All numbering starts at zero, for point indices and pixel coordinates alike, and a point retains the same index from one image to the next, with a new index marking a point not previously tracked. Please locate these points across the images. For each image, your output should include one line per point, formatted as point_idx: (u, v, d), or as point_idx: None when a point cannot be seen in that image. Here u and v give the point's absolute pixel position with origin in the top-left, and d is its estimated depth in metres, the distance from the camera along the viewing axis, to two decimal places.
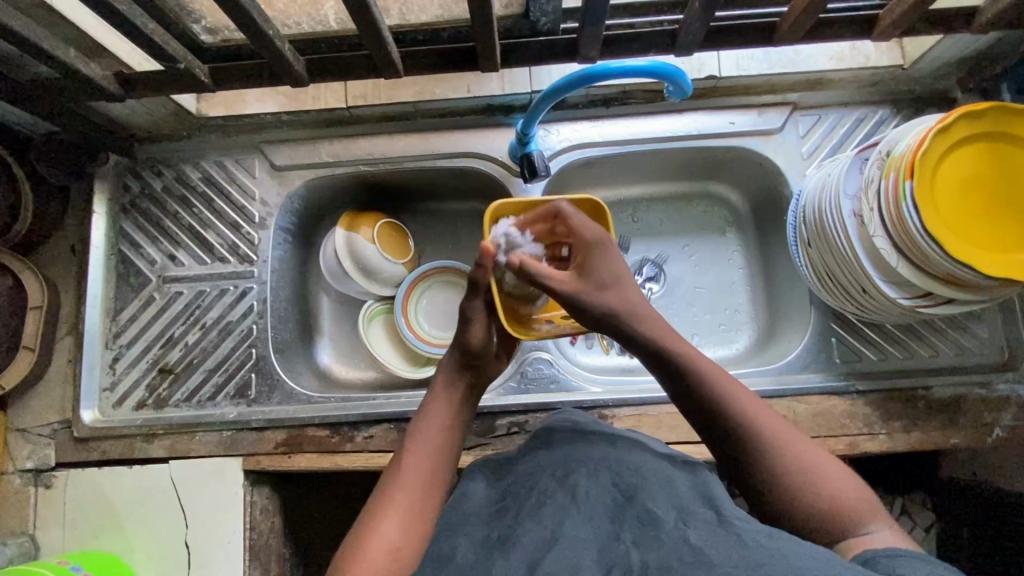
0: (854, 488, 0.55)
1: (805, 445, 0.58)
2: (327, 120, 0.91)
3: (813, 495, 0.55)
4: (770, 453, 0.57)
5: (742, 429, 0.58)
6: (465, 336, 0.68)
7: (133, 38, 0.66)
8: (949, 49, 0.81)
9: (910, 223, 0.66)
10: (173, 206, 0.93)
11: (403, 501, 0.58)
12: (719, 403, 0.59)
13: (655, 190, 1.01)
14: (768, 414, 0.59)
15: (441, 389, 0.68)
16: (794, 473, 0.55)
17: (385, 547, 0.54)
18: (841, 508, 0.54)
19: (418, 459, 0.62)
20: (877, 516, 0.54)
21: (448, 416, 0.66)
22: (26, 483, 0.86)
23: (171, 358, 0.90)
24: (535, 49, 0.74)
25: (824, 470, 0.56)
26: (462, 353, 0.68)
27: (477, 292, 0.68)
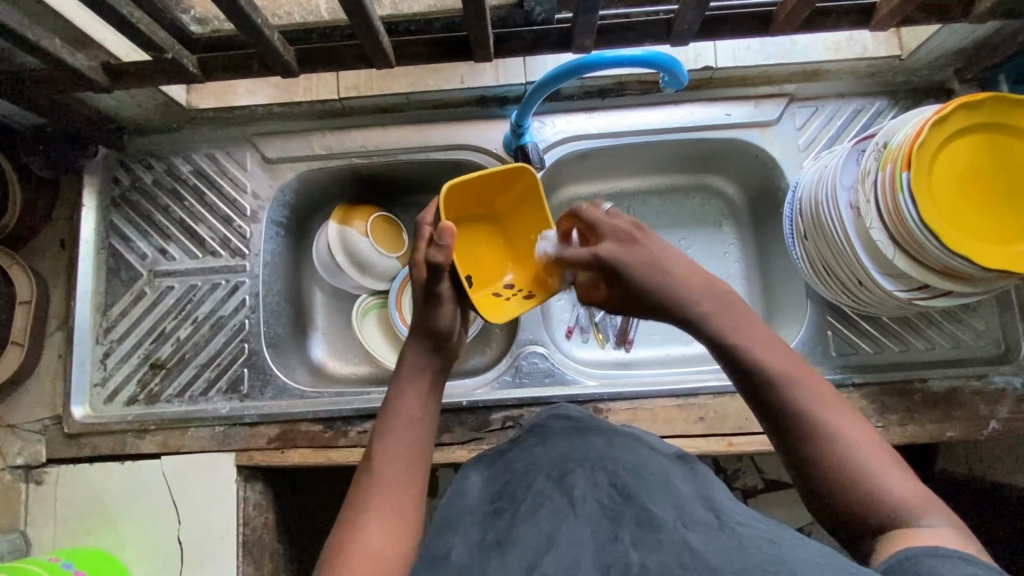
0: (903, 476, 0.52)
1: (861, 429, 0.54)
2: (319, 112, 0.90)
3: (858, 484, 0.51)
4: (822, 436, 0.53)
5: (791, 414, 0.54)
6: (434, 321, 0.66)
7: (119, 27, 0.65)
8: (946, 40, 0.80)
9: (907, 215, 0.66)
10: (163, 199, 0.92)
11: (382, 503, 0.57)
12: (774, 383, 0.55)
13: (651, 182, 1.00)
14: (822, 393, 0.55)
15: (410, 379, 0.66)
16: (843, 458, 0.52)
17: (367, 552, 0.53)
18: (891, 498, 0.50)
19: (392, 456, 0.61)
20: (930, 506, 0.50)
21: (420, 408, 0.65)
22: (16, 479, 0.85)
23: (162, 353, 0.90)
24: (529, 38, 0.73)
25: (875, 456, 0.52)
26: (433, 338, 0.66)
27: (442, 276, 0.63)
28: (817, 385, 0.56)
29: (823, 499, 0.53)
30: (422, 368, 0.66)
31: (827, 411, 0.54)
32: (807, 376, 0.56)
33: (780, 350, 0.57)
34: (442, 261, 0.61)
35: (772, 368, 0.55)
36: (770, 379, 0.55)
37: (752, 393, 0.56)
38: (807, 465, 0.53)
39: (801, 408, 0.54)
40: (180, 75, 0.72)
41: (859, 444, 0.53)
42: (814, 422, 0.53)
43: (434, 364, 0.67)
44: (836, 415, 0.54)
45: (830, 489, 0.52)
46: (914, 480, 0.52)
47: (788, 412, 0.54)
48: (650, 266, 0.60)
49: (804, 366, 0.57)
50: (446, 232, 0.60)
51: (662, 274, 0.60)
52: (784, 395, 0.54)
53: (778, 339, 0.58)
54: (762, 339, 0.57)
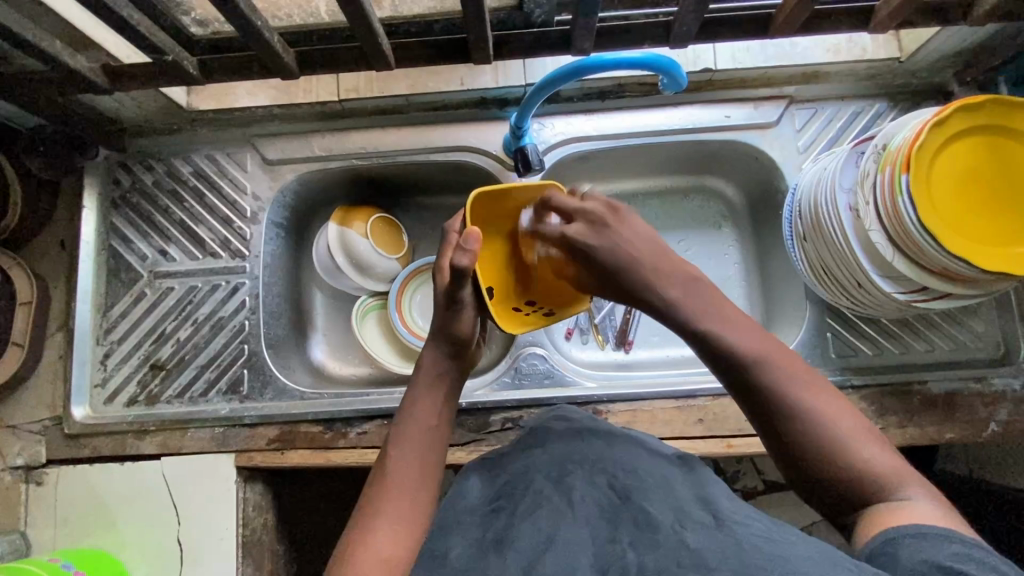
0: (880, 450, 0.53)
1: (835, 403, 0.55)
2: (319, 113, 0.91)
3: (835, 455, 0.52)
4: (797, 408, 0.54)
5: (767, 390, 0.55)
6: (455, 328, 0.66)
7: (120, 30, 0.65)
8: (946, 42, 0.80)
9: (906, 216, 0.66)
10: (164, 201, 0.92)
11: (393, 509, 0.57)
12: (743, 358, 0.56)
13: (651, 184, 1.00)
14: (796, 368, 0.56)
15: (427, 385, 0.66)
16: (820, 429, 0.53)
17: (376, 559, 0.53)
18: (870, 469, 0.52)
19: (404, 462, 0.61)
20: (909, 478, 0.51)
21: (435, 415, 0.65)
22: (16, 480, 0.85)
23: (162, 354, 0.90)
24: (529, 40, 0.73)
25: (851, 428, 0.53)
26: (453, 345, 0.67)
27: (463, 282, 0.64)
28: (789, 359, 0.57)
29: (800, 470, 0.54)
30: (440, 374, 0.67)
31: (800, 385, 0.55)
32: (777, 353, 0.57)
33: (752, 329, 0.59)
34: (466, 267, 0.63)
35: (741, 346, 0.57)
36: (740, 357, 0.56)
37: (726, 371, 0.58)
38: (784, 438, 0.54)
39: (775, 384, 0.55)
40: (181, 76, 0.73)
41: (834, 417, 0.54)
42: (789, 396, 0.54)
43: (451, 370, 0.67)
44: (811, 390, 0.55)
45: (808, 460, 0.53)
46: (890, 452, 0.53)
47: (762, 386, 0.55)
48: (617, 253, 0.64)
49: (777, 344, 0.58)
50: (473, 237, 0.62)
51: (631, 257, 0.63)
52: (755, 371, 0.56)
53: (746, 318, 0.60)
54: (725, 318, 0.59)
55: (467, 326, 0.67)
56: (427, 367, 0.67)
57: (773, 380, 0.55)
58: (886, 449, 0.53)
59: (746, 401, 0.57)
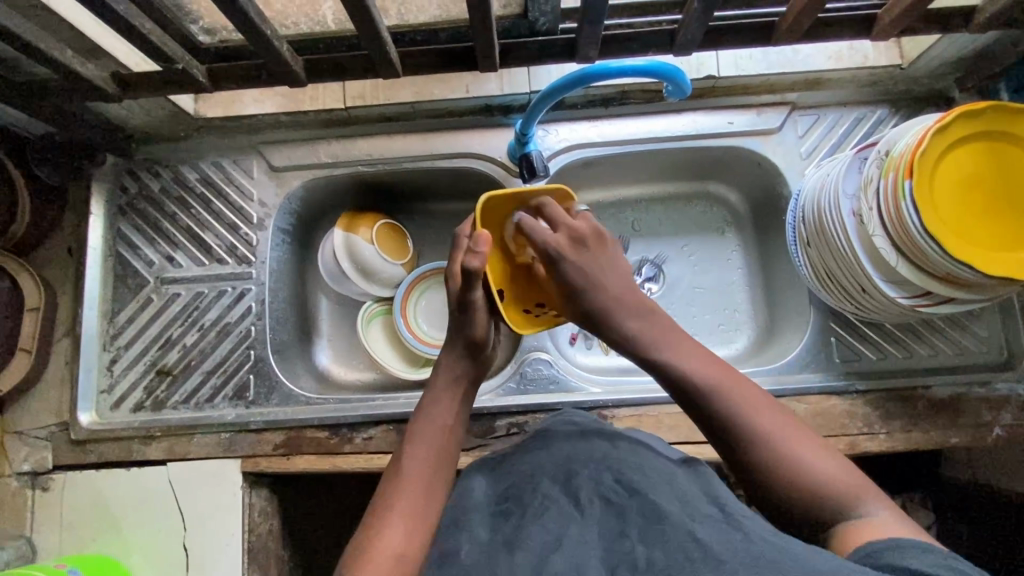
0: (836, 467, 0.55)
1: (788, 425, 0.57)
2: (325, 120, 0.91)
3: (792, 479, 0.55)
4: (752, 437, 0.57)
5: (720, 414, 0.58)
6: (470, 330, 0.67)
7: (131, 39, 0.66)
8: (947, 49, 0.81)
9: (909, 222, 0.66)
10: (171, 207, 0.93)
11: (407, 506, 0.57)
12: (699, 390, 0.59)
13: (654, 190, 1.01)
14: (749, 394, 0.59)
15: (445, 387, 0.67)
16: (776, 455, 0.56)
17: (390, 554, 0.53)
18: (827, 489, 0.54)
19: (419, 461, 0.61)
20: (867, 494, 0.54)
21: (451, 416, 0.65)
22: (22, 486, 0.85)
23: (169, 359, 0.90)
24: (535, 48, 0.74)
25: (807, 450, 0.56)
26: (469, 346, 0.67)
27: (474, 284, 0.64)
28: (741, 384, 0.60)
29: (764, 497, 0.56)
30: (457, 377, 0.68)
31: (756, 413, 0.58)
32: (730, 379, 0.60)
33: (705, 356, 0.62)
34: (476, 268, 0.63)
35: (696, 372, 0.60)
36: (694, 384, 0.60)
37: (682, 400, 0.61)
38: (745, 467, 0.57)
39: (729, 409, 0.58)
40: (190, 84, 0.73)
41: (788, 441, 0.56)
42: (744, 425, 0.57)
43: (468, 372, 0.68)
44: (763, 413, 0.58)
45: (767, 487, 0.56)
46: (848, 469, 0.55)
47: (717, 416, 0.58)
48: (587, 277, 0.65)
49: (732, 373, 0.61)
50: (482, 240, 0.64)
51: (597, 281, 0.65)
52: (711, 401, 0.59)
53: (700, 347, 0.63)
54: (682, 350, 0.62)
55: (482, 328, 0.67)
56: (444, 370, 0.68)
57: (726, 407, 0.58)
58: (844, 465, 0.56)
59: (704, 428, 0.60)
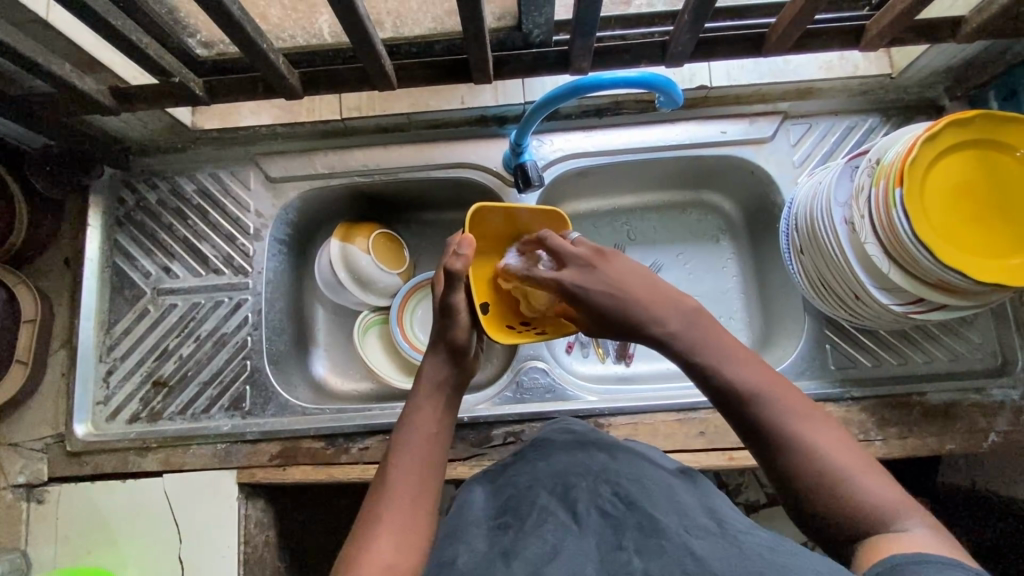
0: (881, 483, 0.52)
1: (833, 437, 0.55)
2: (322, 132, 0.92)
3: (838, 491, 0.52)
4: (793, 443, 0.54)
5: (762, 419, 0.56)
6: (451, 335, 0.68)
7: (128, 53, 0.66)
8: (935, 58, 0.81)
9: (901, 230, 0.67)
10: (167, 218, 0.93)
11: (393, 516, 0.57)
12: (744, 394, 0.57)
13: (649, 199, 1.02)
14: (794, 402, 0.57)
15: (428, 393, 0.67)
16: (818, 465, 0.53)
17: (379, 564, 0.53)
18: (873, 506, 0.51)
19: (405, 470, 0.61)
20: (910, 511, 0.51)
21: (435, 422, 0.65)
22: (17, 498, 0.85)
23: (164, 371, 0.90)
24: (528, 60, 0.75)
25: (850, 463, 0.53)
26: (450, 352, 0.68)
27: (456, 286, 0.66)
28: (785, 392, 0.57)
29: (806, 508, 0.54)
30: (440, 383, 0.68)
31: (799, 420, 0.55)
32: (776, 386, 0.57)
33: (751, 361, 0.59)
34: (458, 270, 0.65)
35: (737, 378, 0.58)
36: (736, 390, 0.57)
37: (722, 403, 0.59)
38: (785, 475, 0.55)
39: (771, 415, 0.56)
40: (187, 97, 0.74)
41: (837, 452, 0.54)
42: (787, 430, 0.55)
43: (450, 378, 0.68)
44: (806, 423, 0.55)
45: (810, 497, 0.53)
46: (895, 487, 0.52)
47: (759, 422, 0.56)
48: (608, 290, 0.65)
49: (778, 380, 0.59)
50: (465, 242, 0.66)
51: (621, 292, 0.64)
52: (752, 404, 0.57)
53: (746, 352, 0.61)
54: (725, 352, 0.60)
55: (461, 332, 0.68)
56: (427, 377, 0.68)
57: (771, 414, 0.56)
58: (887, 481, 0.53)
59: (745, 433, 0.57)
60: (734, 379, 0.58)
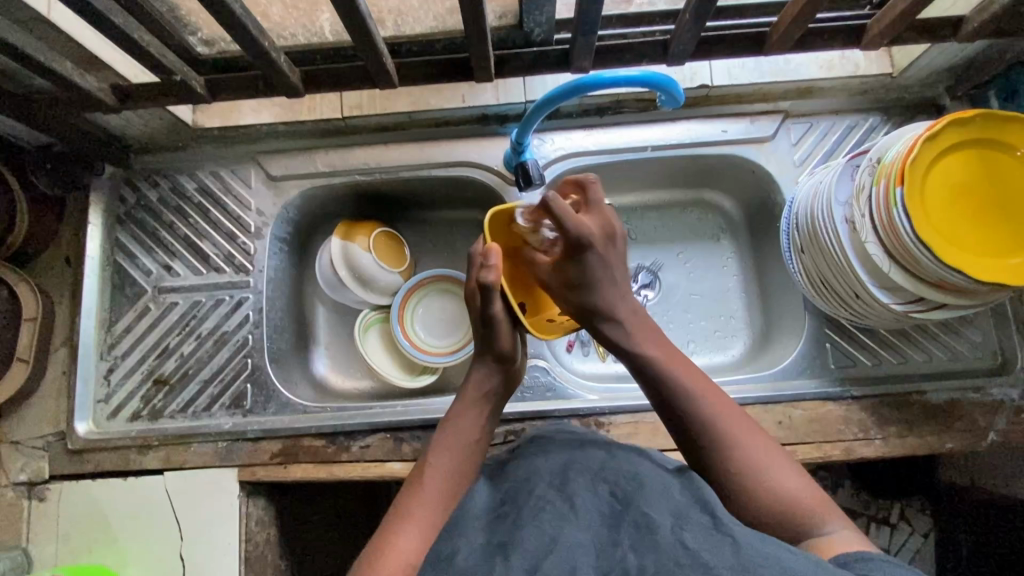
0: (806, 485, 0.57)
1: (758, 439, 0.60)
2: (323, 130, 0.92)
3: (770, 495, 0.56)
4: (730, 451, 0.59)
5: (695, 417, 0.61)
6: (496, 345, 0.68)
7: (129, 50, 0.66)
8: (936, 58, 0.82)
9: (901, 229, 0.67)
10: (168, 216, 0.93)
11: (423, 515, 0.59)
12: (678, 394, 0.62)
13: (650, 197, 1.02)
14: (725, 405, 0.62)
15: (474, 401, 0.68)
16: (752, 470, 0.58)
17: (403, 561, 0.54)
18: (794, 504, 0.56)
19: (439, 474, 0.62)
20: (832, 512, 0.56)
21: (475, 432, 0.66)
22: (19, 496, 0.85)
23: (166, 369, 0.90)
24: (529, 59, 0.75)
25: (780, 469, 0.58)
26: (497, 361, 0.69)
27: (494, 297, 0.65)
28: (717, 396, 0.62)
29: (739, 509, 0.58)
30: (487, 393, 0.69)
31: (735, 430, 0.60)
32: (709, 389, 0.63)
33: (687, 365, 0.65)
34: (493, 281, 0.64)
35: (674, 379, 0.63)
36: (672, 389, 0.63)
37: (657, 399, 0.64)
38: (720, 475, 0.59)
39: (702, 414, 0.61)
40: (188, 95, 0.74)
41: (760, 453, 0.59)
42: (725, 438, 0.59)
43: (498, 389, 0.69)
44: (733, 424, 0.60)
45: (741, 501, 0.57)
46: (814, 487, 0.57)
47: (691, 419, 0.61)
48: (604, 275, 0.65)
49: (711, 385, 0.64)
50: (493, 252, 0.65)
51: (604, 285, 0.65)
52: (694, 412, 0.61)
53: (686, 358, 0.66)
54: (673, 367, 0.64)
55: (506, 341, 0.68)
56: (474, 384, 0.69)
57: (703, 414, 0.61)
58: (812, 484, 0.58)
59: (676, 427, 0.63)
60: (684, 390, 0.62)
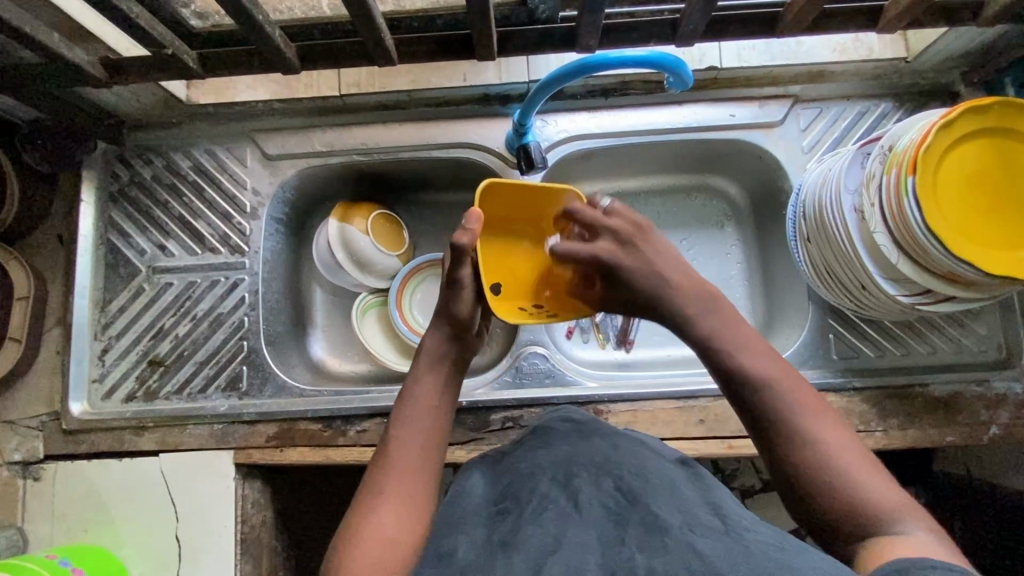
0: (888, 485, 0.52)
1: (839, 435, 0.55)
2: (320, 108, 0.90)
3: (839, 486, 0.52)
4: (806, 443, 0.54)
5: (772, 408, 0.56)
6: (454, 310, 0.67)
7: (120, 23, 0.64)
8: (954, 42, 0.79)
9: (912, 219, 0.66)
10: (163, 195, 0.91)
11: (395, 487, 0.58)
12: (754, 382, 0.57)
13: (653, 182, 1.00)
14: (806, 398, 0.57)
15: (428, 366, 0.66)
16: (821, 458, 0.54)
17: (380, 538, 0.54)
18: (875, 503, 0.51)
19: (406, 445, 0.61)
20: (912, 514, 0.51)
21: (435, 396, 0.65)
22: (13, 475, 0.85)
23: (161, 350, 0.89)
24: (533, 37, 0.72)
25: (854, 460, 0.53)
26: (452, 328, 0.67)
27: (463, 261, 0.65)
28: (798, 387, 0.57)
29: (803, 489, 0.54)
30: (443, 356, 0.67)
31: (806, 412, 0.56)
32: (791, 380, 0.58)
33: (768, 353, 0.59)
34: (465, 246, 0.63)
35: (749, 366, 0.58)
36: (747, 378, 0.58)
37: (730, 390, 0.59)
38: (795, 473, 0.54)
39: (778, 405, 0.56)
40: (180, 70, 0.72)
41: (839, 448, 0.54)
42: (796, 423, 0.55)
43: (454, 353, 0.67)
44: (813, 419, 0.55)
45: (813, 490, 0.53)
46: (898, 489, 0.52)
47: (767, 412, 0.56)
48: (649, 271, 0.62)
49: (793, 375, 0.58)
50: (475, 216, 0.63)
51: (664, 278, 0.62)
52: (766, 394, 0.57)
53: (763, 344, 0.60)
54: (744, 345, 0.59)
55: (467, 307, 0.67)
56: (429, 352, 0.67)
57: (780, 406, 0.56)
58: (892, 483, 0.53)
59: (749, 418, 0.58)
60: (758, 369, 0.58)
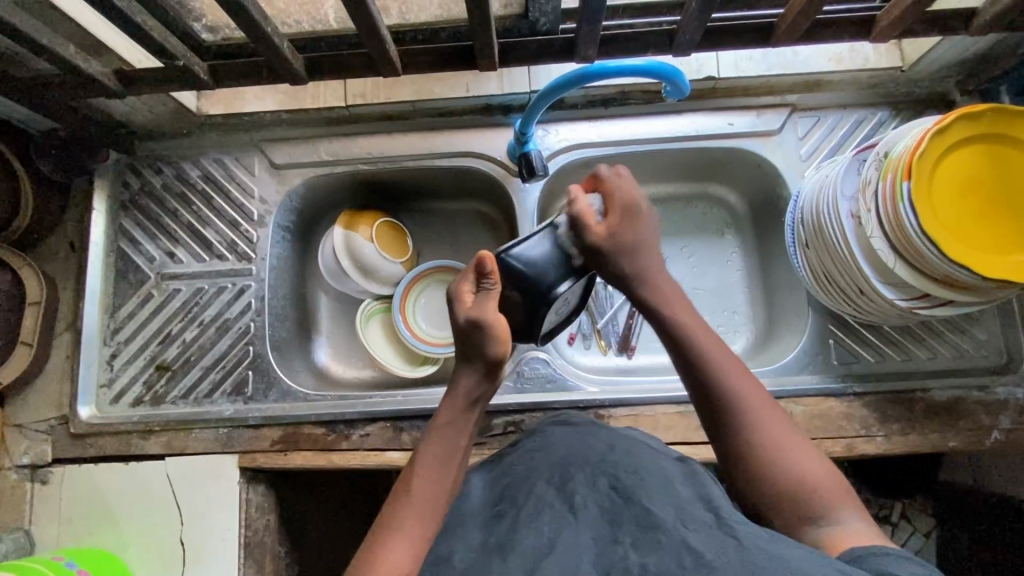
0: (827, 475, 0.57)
1: (788, 435, 0.59)
2: (327, 118, 0.92)
3: (768, 468, 0.58)
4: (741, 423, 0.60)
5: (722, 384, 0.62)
6: (488, 352, 0.62)
7: (133, 35, 0.66)
8: (947, 51, 0.81)
9: (907, 224, 0.66)
10: (172, 203, 0.93)
11: (413, 525, 0.56)
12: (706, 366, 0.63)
13: (655, 191, 1.01)
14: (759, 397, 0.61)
15: (459, 405, 0.63)
16: (756, 439, 0.59)
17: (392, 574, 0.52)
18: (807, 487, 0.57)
19: (428, 483, 0.59)
20: (846, 504, 0.56)
21: (461, 438, 0.62)
22: (22, 478, 0.86)
23: (168, 355, 0.91)
24: (533, 48, 0.74)
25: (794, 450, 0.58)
26: (487, 369, 0.63)
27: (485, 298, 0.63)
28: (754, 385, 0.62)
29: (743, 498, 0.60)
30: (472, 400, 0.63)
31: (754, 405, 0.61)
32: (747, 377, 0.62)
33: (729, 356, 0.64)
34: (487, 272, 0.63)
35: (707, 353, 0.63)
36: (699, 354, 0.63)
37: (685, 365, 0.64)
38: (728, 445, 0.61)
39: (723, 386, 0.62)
40: (191, 80, 0.74)
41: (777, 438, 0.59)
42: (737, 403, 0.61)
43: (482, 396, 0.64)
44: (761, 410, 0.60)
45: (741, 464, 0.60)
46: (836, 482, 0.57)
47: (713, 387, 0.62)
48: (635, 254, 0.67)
49: (752, 382, 0.62)
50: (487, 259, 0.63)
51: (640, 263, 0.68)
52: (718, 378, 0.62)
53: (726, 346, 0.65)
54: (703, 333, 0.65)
55: (503, 345, 0.62)
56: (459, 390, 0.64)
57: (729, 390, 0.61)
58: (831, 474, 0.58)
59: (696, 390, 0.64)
60: (698, 356, 0.64)
